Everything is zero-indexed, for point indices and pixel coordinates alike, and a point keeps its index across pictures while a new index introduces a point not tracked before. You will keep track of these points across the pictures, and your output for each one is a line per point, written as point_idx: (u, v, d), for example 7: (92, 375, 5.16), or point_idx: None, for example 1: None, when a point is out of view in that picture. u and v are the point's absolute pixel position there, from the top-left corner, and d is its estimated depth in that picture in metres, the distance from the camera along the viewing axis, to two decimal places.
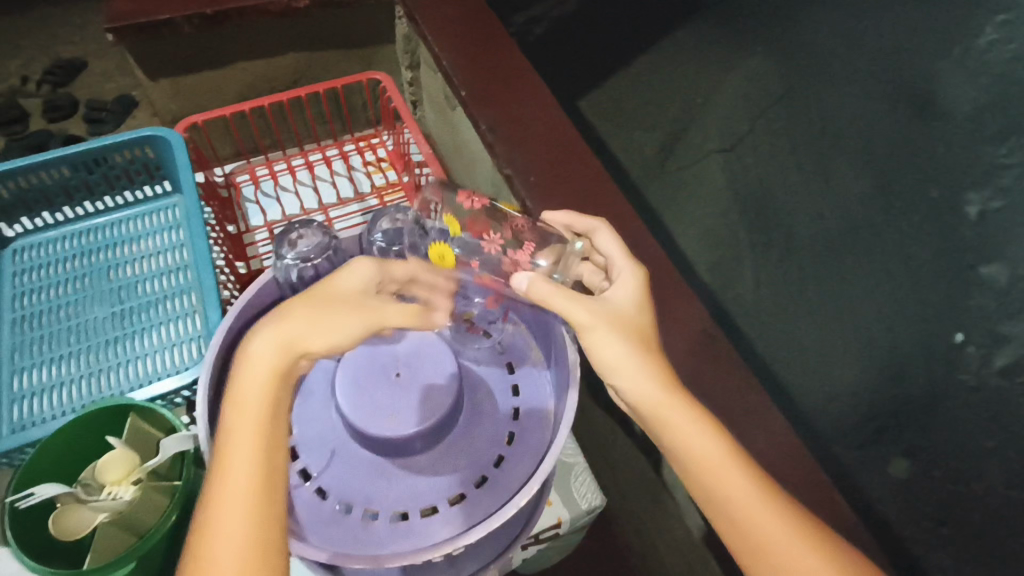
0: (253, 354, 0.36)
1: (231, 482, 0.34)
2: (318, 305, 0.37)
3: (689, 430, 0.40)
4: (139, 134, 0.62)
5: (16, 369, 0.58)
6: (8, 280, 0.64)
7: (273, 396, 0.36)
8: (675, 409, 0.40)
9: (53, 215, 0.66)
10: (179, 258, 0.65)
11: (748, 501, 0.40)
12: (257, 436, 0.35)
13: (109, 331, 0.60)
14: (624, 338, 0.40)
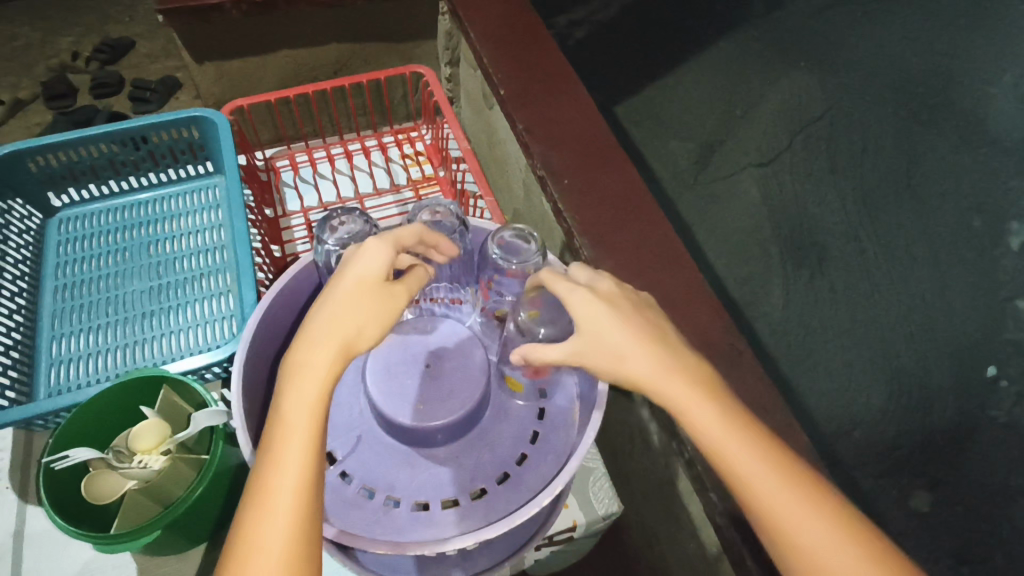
0: (305, 351, 0.35)
1: (283, 475, 0.33)
2: (345, 299, 0.37)
3: (695, 404, 0.38)
4: (185, 114, 0.63)
5: (56, 336, 0.60)
6: (52, 248, 0.65)
7: (322, 396, 0.35)
8: (677, 389, 0.38)
9: (98, 188, 0.68)
10: (217, 237, 0.66)
11: (763, 482, 0.37)
12: (307, 437, 0.34)
13: (146, 305, 0.62)
14: (648, 360, 0.38)
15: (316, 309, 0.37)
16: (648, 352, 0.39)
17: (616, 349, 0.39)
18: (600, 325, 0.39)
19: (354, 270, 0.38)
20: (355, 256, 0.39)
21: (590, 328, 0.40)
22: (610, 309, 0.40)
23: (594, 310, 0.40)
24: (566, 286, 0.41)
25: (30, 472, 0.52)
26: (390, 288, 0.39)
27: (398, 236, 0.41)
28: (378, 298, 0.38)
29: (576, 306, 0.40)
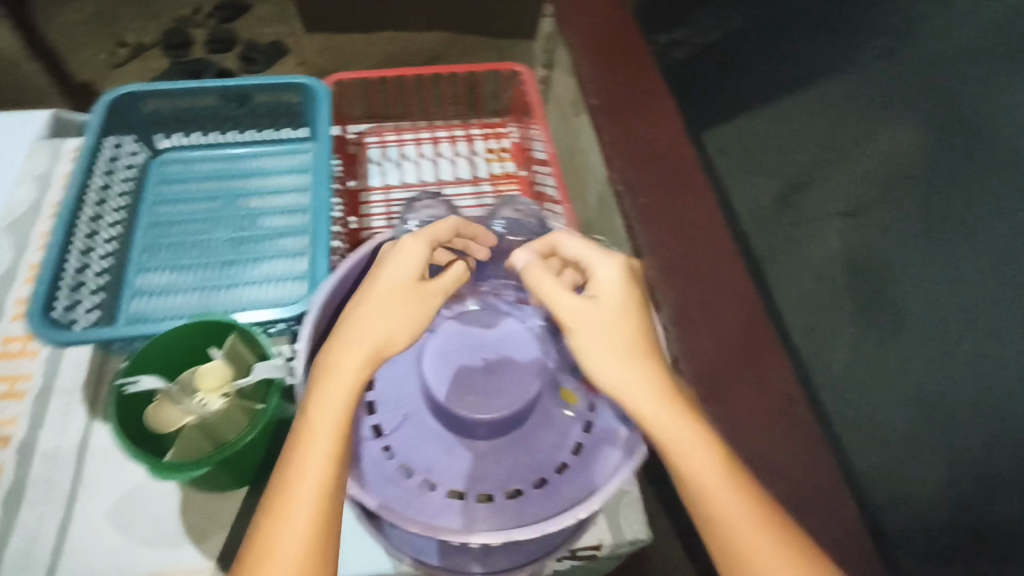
0: (337, 360, 0.38)
1: (302, 484, 0.35)
2: (379, 299, 0.40)
3: (689, 444, 0.39)
4: (291, 80, 0.66)
5: (142, 269, 0.64)
6: (151, 187, 0.70)
7: (347, 406, 0.37)
8: (673, 418, 0.40)
9: (202, 137, 0.72)
10: (300, 200, 0.69)
11: (739, 524, 0.38)
12: (330, 443, 0.36)
13: (226, 253, 0.65)
14: (636, 365, 0.41)
15: (351, 307, 0.41)
16: (641, 359, 0.42)
17: (615, 336, 0.42)
18: (614, 317, 0.43)
19: (388, 268, 0.42)
20: (388, 257, 0.42)
21: (609, 312, 0.43)
22: (632, 305, 0.44)
23: (616, 298, 0.44)
24: (603, 268, 0.46)
25: (102, 390, 0.56)
26: (423, 290, 0.42)
27: (434, 234, 0.45)
28: (410, 300, 0.41)
29: (601, 284, 0.45)
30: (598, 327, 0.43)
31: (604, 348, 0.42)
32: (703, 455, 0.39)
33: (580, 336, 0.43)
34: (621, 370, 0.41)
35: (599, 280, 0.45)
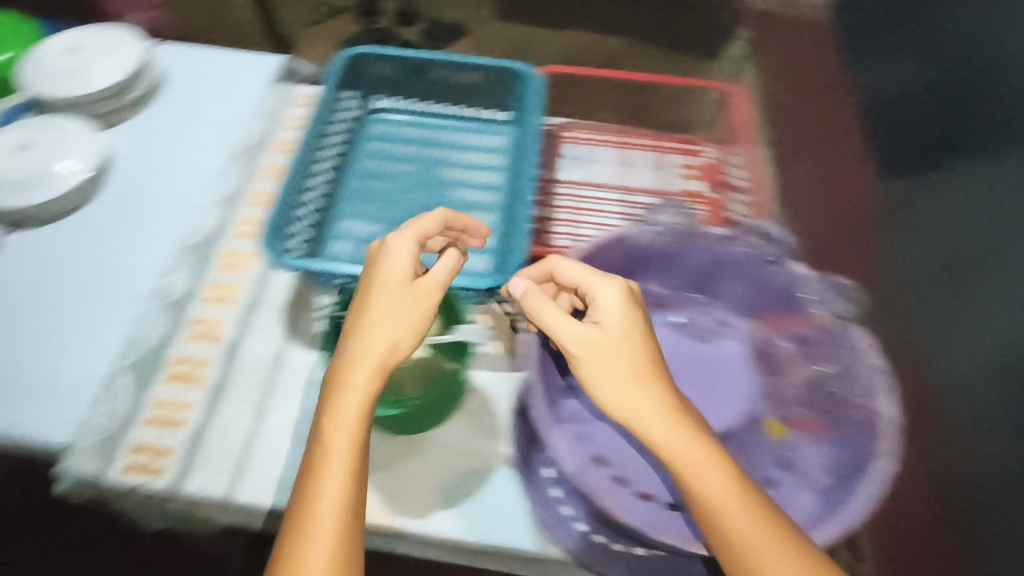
0: (347, 381, 0.43)
1: (323, 498, 0.40)
2: (381, 305, 0.46)
3: (696, 460, 0.41)
4: (481, 61, 0.70)
5: (345, 214, 0.69)
6: (364, 140, 0.75)
7: (357, 425, 0.43)
8: (674, 439, 0.42)
9: (412, 103, 0.77)
10: (491, 179, 0.72)
11: (746, 531, 0.40)
12: (346, 457, 0.42)
13: (420, 216, 0.69)
14: (641, 388, 0.43)
15: (353, 311, 0.47)
16: (642, 385, 0.43)
17: (621, 373, 0.43)
18: (612, 349, 0.44)
19: (383, 273, 0.48)
20: (384, 265, 0.48)
21: (605, 344, 0.44)
22: (624, 331, 0.45)
23: (611, 322, 0.45)
24: (596, 285, 0.47)
25: (298, 316, 0.61)
26: (418, 284, 0.48)
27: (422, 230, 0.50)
28: (407, 301, 0.46)
29: (598, 305, 0.46)
30: (598, 367, 0.44)
31: (614, 386, 0.43)
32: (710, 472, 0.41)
33: (585, 377, 0.44)
34: (632, 405, 0.43)
35: (599, 301, 0.46)
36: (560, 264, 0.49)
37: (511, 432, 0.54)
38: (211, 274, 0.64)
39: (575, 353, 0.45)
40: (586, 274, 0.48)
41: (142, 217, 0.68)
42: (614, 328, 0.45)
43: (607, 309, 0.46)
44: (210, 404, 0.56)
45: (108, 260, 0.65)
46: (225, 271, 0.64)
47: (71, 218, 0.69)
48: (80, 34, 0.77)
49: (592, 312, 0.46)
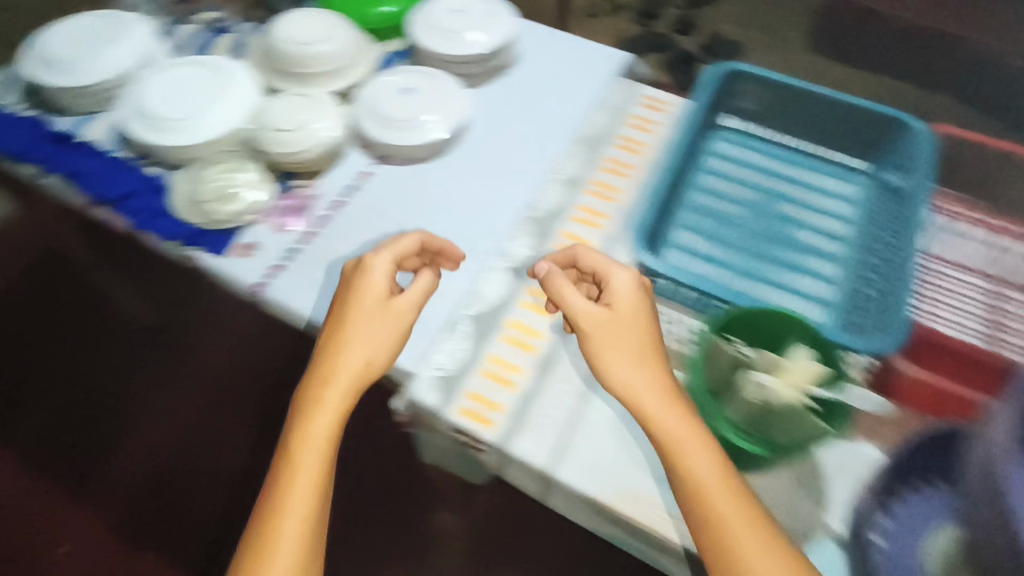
0: (322, 402, 0.54)
1: (290, 511, 0.50)
2: (358, 328, 0.56)
3: (686, 441, 0.47)
4: (838, 97, 0.70)
5: (684, 224, 0.69)
6: (708, 153, 0.74)
7: (328, 435, 0.53)
8: (665, 414, 0.48)
9: (763, 130, 0.76)
10: (838, 226, 0.69)
11: (716, 495, 0.45)
12: (312, 471, 0.52)
13: (761, 246, 0.67)
14: (638, 367, 0.50)
15: (335, 327, 0.57)
16: (640, 362, 0.51)
17: (621, 359, 0.51)
18: (616, 330, 0.52)
19: (361, 294, 0.57)
20: (362, 282, 0.58)
21: (606, 327, 0.52)
22: (623, 317, 0.53)
23: (624, 304, 0.54)
24: (618, 272, 0.56)
25: None
26: (391, 303, 0.58)
27: (399, 249, 0.60)
28: (383, 319, 0.57)
29: (615, 290, 0.55)
30: (594, 343, 0.52)
31: (617, 358, 0.51)
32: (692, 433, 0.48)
33: (593, 348, 0.52)
34: (634, 374, 0.50)
35: (616, 283, 0.55)
36: (582, 253, 0.59)
37: (846, 511, 0.51)
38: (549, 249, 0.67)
39: (587, 328, 0.53)
40: (609, 265, 0.56)
41: (486, 178, 0.74)
42: (624, 312, 0.53)
43: (617, 295, 0.54)
44: (538, 374, 0.59)
45: (457, 210, 0.71)
46: (561, 251, 0.67)
47: (426, 164, 0.76)
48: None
49: (608, 296, 0.54)
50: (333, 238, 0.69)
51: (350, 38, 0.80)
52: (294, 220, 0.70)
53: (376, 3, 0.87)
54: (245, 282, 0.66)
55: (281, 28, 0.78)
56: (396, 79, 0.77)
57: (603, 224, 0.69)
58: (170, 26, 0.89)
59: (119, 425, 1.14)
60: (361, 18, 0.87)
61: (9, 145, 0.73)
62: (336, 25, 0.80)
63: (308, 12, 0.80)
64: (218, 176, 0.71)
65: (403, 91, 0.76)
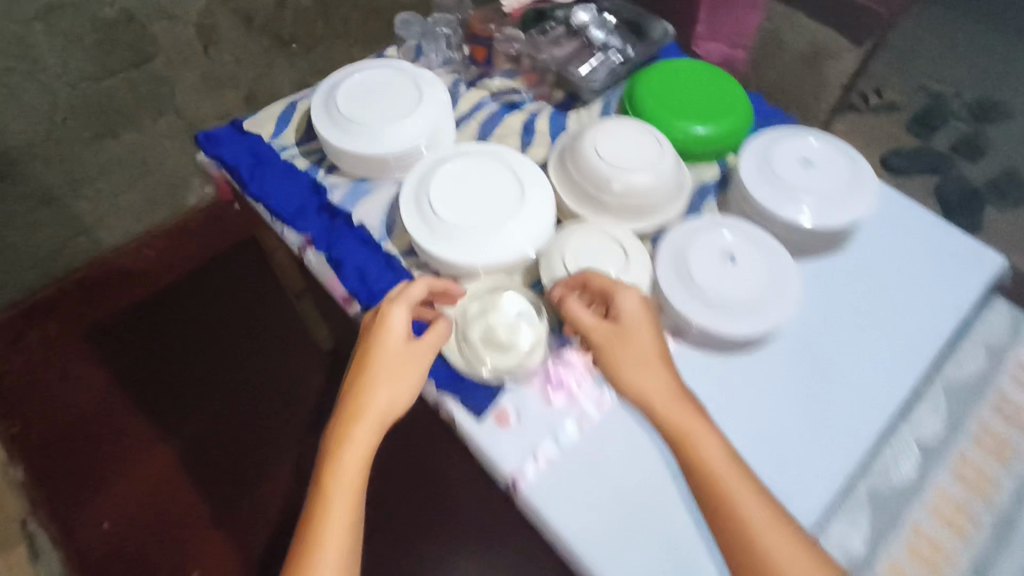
0: (348, 440, 0.52)
1: (328, 544, 0.49)
2: (385, 366, 0.54)
3: (698, 437, 0.50)
4: None
5: None
6: None
7: (357, 475, 0.51)
8: (673, 419, 0.51)
9: None
10: None
11: (732, 487, 0.48)
12: (348, 502, 0.50)
13: None
14: (641, 369, 0.53)
15: (358, 366, 0.55)
16: (646, 367, 0.53)
17: (628, 369, 0.54)
18: (615, 338, 0.55)
19: (381, 342, 0.55)
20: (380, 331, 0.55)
21: (606, 335, 0.55)
22: (626, 327, 0.55)
23: (628, 312, 0.55)
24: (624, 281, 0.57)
25: None
26: (414, 346, 0.55)
27: (412, 296, 0.56)
28: (410, 359, 0.55)
29: (620, 301, 0.56)
30: (605, 354, 0.55)
31: (630, 368, 0.53)
32: (698, 425, 0.51)
33: (609, 359, 0.55)
34: (642, 381, 0.53)
35: (622, 297, 0.56)
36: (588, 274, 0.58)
37: None
38: (896, 546, 0.54)
39: (599, 341, 0.55)
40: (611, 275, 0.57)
41: (805, 409, 0.58)
42: (627, 317, 0.55)
43: (617, 306, 0.56)
44: None
45: (766, 454, 0.56)
46: (913, 556, 0.54)
47: (727, 357, 0.61)
48: (824, 147, 0.67)
49: (614, 309, 0.56)
50: (604, 434, 0.56)
51: (671, 167, 0.66)
52: (562, 390, 0.58)
53: (691, 118, 0.74)
54: (502, 470, 0.54)
55: (594, 140, 0.66)
56: (729, 239, 0.63)
57: (970, 531, 0.55)
58: (454, 83, 0.80)
59: (260, 453, 1.13)
60: (668, 130, 0.74)
61: (283, 207, 0.68)
62: (659, 148, 0.66)
63: (631, 126, 0.67)
64: (494, 311, 0.58)
65: (726, 258, 0.62)
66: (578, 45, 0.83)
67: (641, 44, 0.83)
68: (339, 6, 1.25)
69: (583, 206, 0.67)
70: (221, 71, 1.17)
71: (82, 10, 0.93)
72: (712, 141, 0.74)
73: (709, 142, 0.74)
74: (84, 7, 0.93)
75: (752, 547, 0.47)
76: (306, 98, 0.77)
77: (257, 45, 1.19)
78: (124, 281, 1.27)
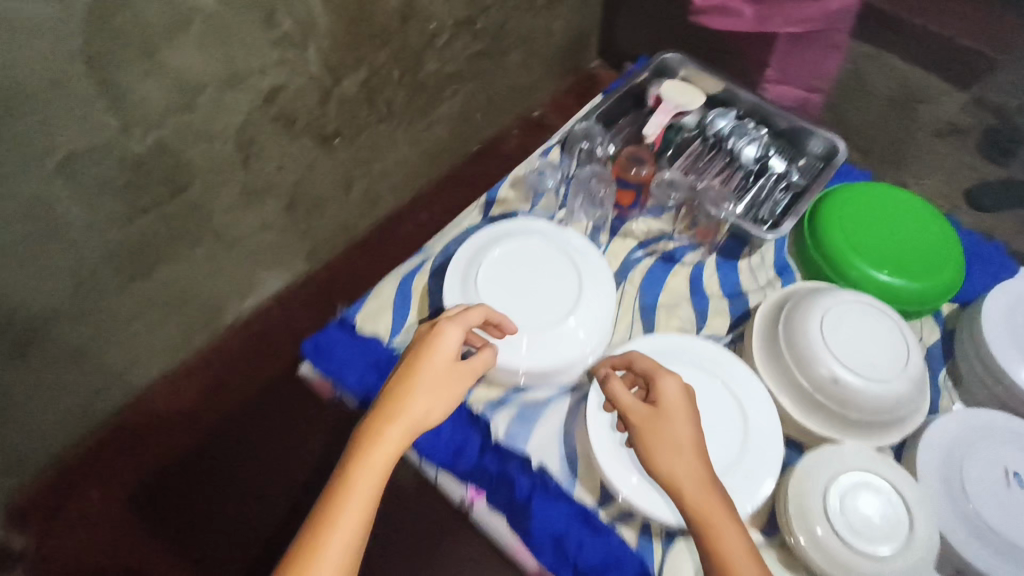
0: (383, 435, 0.62)
1: (346, 513, 0.58)
2: (426, 376, 0.65)
3: (694, 480, 0.64)
4: None
5: None
6: None
7: (382, 467, 0.60)
8: (686, 473, 0.64)
9: None
10: None
11: (716, 517, 0.62)
12: (370, 488, 0.59)
13: None
14: (677, 431, 0.66)
15: (405, 374, 0.65)
16: (683, 437, 0.66)
17: (658, 441, 0.66)
18: (652, 419, 0.68)
19: (431, 356, 0.66)
20: (430, 347, 0.66)
21: (645, 416, 0.68)
22: (662, 407, 0.68)
23: (670, 397, 0.68)
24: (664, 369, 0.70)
25: None
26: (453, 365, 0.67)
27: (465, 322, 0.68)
28: (449, 377, 0.66)
29: (663, 388, 0.69)
30: (646, 434, 0.67)
31: (661, 448, 0.66)
32: (713, 498, 0.63)
33: (644, 438, 0.67)
34: (676, 448, 0.66)
35: (667, 382, 0.70)
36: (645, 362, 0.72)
37: None
38: None
39: (638, 422, 0.68)
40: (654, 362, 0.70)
41: None
42: (669, 395, 0.68)
43: (660, 386, 0.69)
44: None
45: None
46: None
47: None
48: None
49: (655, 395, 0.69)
50: None
51: (900, 368, 0.72)
52: None
53: (873, 267, 0.79)
54: None
55: (820, 329, 0.73)
56: None
57: None
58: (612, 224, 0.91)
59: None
60: (846, 276, 0.80)
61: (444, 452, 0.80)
62: (876, 343, 0.73)
63: (854, 309, 0.75)
64: None
65: (1005, 480, 0.74)
66: (726, 162, 0.94)
67: (801, 156, 0.92)
68: (385, 89, 1.10)
69: (795, 408, 0.75)
70: (262, 183, 1.01)
71: (109, 153, 0.78)
72: (907, 291, 0.78)
73: (884, 286, 0.78)
74: (110, 150, 0.77)
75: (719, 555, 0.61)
76: (421, 275, 0.85)
77: (301, 148, 1.03)
78: (167, 428, 1.12)
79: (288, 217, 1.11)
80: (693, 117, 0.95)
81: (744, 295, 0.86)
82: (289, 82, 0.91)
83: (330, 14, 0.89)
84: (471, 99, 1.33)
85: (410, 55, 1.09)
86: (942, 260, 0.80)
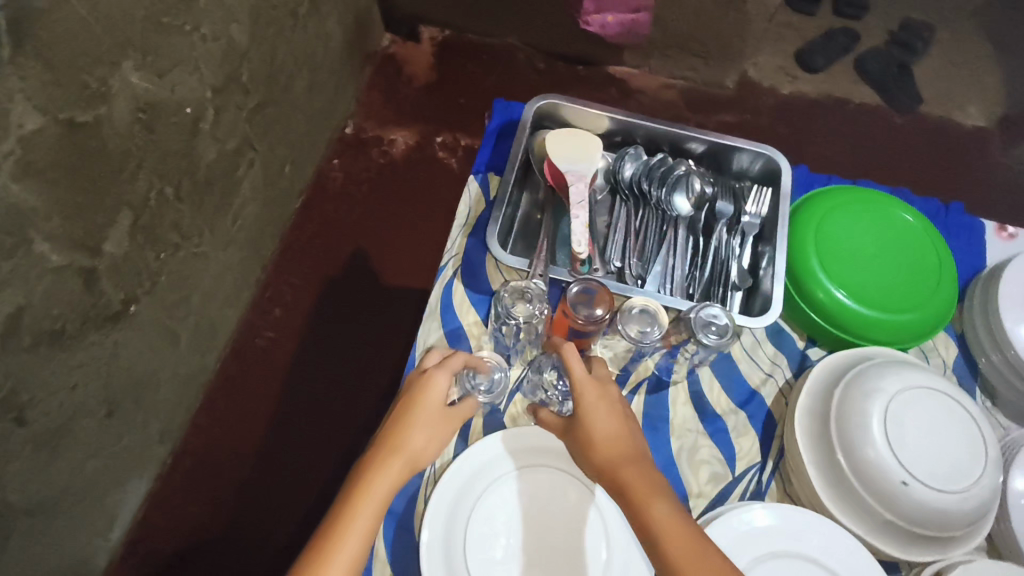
0: (384, 470, 0.53)
1: (339, 554, 0.49)
2: (424, 420, 0.58)
3: (618, 457, 0.56)
4: None
5: None
6: None
7: (381, 504, 0.52)
8: (603, 454, 0.57)
9: None
10: None
11: (638, 494, 0.53)
12: (364, 533, 0.50)
13: None
14: (589, 417, 0.59)
15: (398, 416, 0.58)
16: (601, 417, 0.59)
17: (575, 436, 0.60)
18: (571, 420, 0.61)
19: (426, 396, 0.59)
20: (426, 388, 0.59)
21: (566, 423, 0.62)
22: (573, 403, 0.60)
23: (578, 383, 0.61)
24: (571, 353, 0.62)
25: None
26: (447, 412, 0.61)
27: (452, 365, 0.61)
28: (443, 422, 0.60)
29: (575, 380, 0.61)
30: (578, 453, 0.60)
31: (582, 444, 0.59)
32: (631, 473, 0.55)
33: (573, 441, 0.61)
34: (601, 420, 0.59)
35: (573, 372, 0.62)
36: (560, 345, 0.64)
37: None
38: None
39: (565, 428, 0.62)
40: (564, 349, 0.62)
41: None
42: (582, 383, 0.61)
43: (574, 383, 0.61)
44: None
45: None
46: None
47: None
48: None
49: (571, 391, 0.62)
50: None
51: (976, 454, 0.63)
52: None
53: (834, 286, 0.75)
54: None
55: (888, 452, 0.62)
56: None
57: None
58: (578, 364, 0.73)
59: None
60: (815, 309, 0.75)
61: None
62: (943, 422, 0.63)
63: (902, 403, 0.64)
64: None
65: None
66: (659, 218, 0.82)
67: (725, 182, 0.84)
68: (164, 217, 0.81)
69: (900, 546, 0.64)
70: (58, 423, 0.72)
71: None
72: (895, 324, 0.74)
73: (857, 312, 0.74)
74: None
75: (647, 528, 0.51)
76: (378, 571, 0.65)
77: (90, 352, 0.74)
78: None
79: (113, 425, 0.83)
80: (603, 177, 0.84)
81: (757, 394, 0.76)
82: (29, 296, 0.62)
83: (38, 185, 0.59)
84: (271, 160, 1.05)
85: (176, 161, 0.79)
86: (907, 269, 0.77)
